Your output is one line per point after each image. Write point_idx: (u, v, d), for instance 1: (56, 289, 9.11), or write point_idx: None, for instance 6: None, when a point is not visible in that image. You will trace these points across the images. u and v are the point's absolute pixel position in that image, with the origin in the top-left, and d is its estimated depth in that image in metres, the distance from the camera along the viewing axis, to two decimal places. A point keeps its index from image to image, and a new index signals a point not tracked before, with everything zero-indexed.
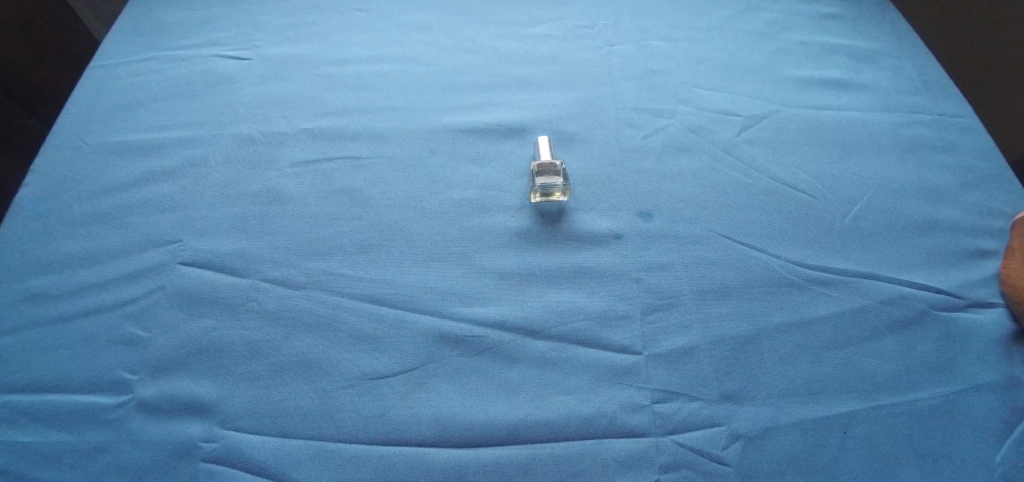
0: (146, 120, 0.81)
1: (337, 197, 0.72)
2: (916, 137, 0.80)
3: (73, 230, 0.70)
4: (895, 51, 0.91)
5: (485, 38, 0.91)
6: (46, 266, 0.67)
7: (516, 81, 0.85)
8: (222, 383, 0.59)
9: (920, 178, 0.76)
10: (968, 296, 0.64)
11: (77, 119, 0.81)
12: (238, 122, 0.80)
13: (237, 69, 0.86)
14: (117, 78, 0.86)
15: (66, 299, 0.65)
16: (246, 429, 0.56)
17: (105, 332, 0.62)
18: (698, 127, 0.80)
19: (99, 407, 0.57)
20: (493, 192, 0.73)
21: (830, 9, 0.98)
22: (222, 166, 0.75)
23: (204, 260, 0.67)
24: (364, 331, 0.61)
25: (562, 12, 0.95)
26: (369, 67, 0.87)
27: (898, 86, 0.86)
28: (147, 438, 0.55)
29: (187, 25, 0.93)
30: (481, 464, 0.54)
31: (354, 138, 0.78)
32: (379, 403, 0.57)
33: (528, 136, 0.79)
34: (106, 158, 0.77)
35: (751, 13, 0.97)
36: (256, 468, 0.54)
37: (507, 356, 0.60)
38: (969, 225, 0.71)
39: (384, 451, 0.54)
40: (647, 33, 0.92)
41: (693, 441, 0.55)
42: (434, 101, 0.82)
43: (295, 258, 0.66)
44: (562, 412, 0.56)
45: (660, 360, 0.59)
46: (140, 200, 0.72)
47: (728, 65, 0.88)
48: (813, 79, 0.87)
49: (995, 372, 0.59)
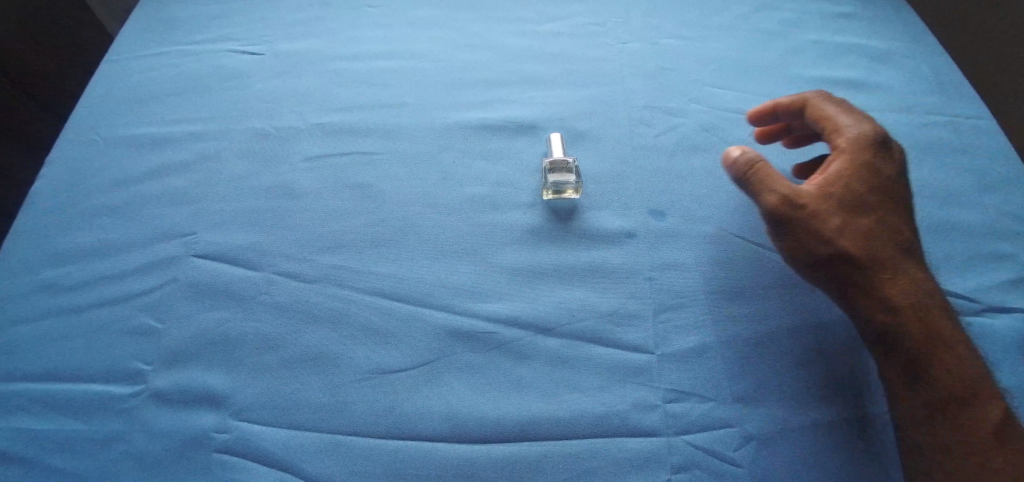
0: (160, 114, 0.81)
1: (349, 192, 0.72)
2: (931, 139, 0.79)
3: (88, 222, 0.71)
4: (911, 51, 0.90)
5: (497, 34, 0.91)
6: (61, 258, 0.68)
7: (527, 78, 0.85)
8: (234, 375, 0.59)
9: (936, 179, 0.75)
10: (984, 299, 0.64)
11: (92, 113, 0.82)
12: (251, 116, 0.80)
13: (249, 64, 0.87)
14: (131, 72, 0.86)
15: (79, 291, 0.65)
16: (257, 421, 0.56)
17: (118, 324, 0.62)
18: (711, 126, 0.80)
19: (112, 397, 0.58)
20: (505, 189, 0.73)
21: (845, 7, 0.97)
22: (236, 160, 0.76)
23: (217, 253, 0.67)
24: (374, 325, 0.61)
25: (575, 9, 0.94)
26: (380, 62, 0.87)
27: (914, 87, 0.85)
28: (160, 429, 0.56)
29: (199, 19, 0.93)
30: (492, 461, 0.54)
31: (366, 133, 0.78)
32: (390, 397, 0.57)
33: (541, 133, 0.78)
34: (120, 152, 0.77)
35: (765, 11, 0.96)
36: (268, 461, 0.54)
37: (518, 353, 0.59)
38: (986, 228, 0.70)
39: (395, 445, 0.55)
40: (660, 31, 0.92)
41: (704, 441, 0.55)
42: (446, 96, 0.82)
43: (308, 252, 0.67)
44: (573, 410, 0.56)
45: (672, 360, 0.59)
46: (153, 193, 0.73)
47: (742, 63, 0.87)
48: (828, 79, 0.86)
49: (1009, 376, 0.59)
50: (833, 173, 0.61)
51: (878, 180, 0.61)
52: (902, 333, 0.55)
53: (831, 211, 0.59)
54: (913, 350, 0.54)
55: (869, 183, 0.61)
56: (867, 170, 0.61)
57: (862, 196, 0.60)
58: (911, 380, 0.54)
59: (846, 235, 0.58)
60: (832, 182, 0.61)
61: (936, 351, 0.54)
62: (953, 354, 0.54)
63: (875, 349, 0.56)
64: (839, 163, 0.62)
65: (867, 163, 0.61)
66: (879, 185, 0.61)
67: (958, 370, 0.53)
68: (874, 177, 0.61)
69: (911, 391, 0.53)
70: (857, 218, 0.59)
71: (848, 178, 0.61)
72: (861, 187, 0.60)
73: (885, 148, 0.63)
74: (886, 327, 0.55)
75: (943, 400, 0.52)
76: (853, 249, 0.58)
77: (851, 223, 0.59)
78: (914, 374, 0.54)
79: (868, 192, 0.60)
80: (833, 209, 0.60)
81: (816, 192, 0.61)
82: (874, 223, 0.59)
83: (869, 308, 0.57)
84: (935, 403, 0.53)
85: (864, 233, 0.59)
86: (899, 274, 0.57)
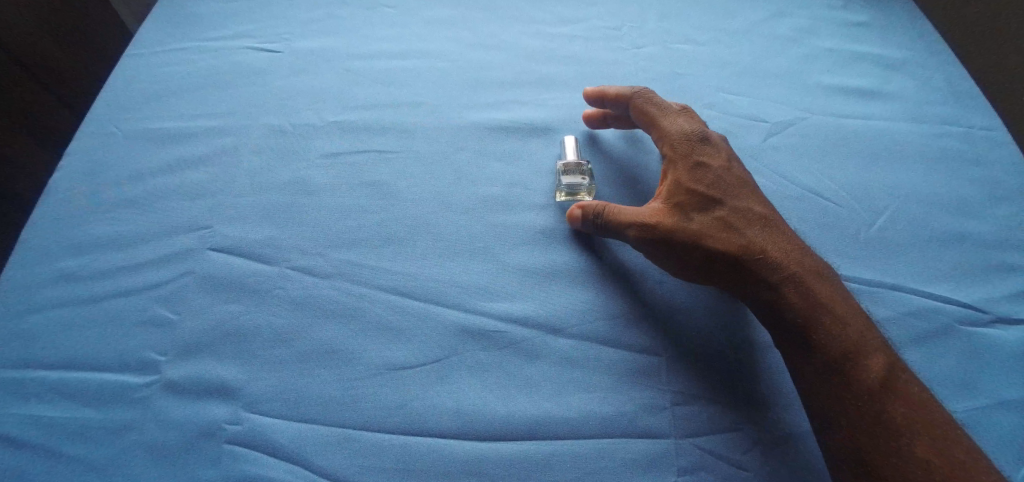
0: (178, 108, 0.82)
1: (363, 190, 0.73)
2: (944, 149, 0.79)
3: (105, 213, 0.72)
4: (926, 60, 0.90)
5: (512, 36, 0.91)
6: (79, 248, 0.69)
7: (541, 81, 0.85)
8: (248, 367, 0.60)
9: (948, 189, 0.75)
10: (994, 310, 0.64)
11: (112, 106, 0.83)
12: (268, 113, 0.81)
13: (267, 61, 0.88)
14: (151, 66, 0.88)
15: (97, 281, 0.66)
16: (269, 414, 0.57)
17: (135, 314, 0.63)
18: (724, 131, 0.80)
19: (128, 386, 0.59)
20: (518, 190, 0.73)
21: (860, 15, 0.97)
22: (252, 156, 0.77)
23: (233, 247, 0.68)
24: (387, 321, 0.62)
25: (590, 12, 0.95)
26: (396, 62, 0.87)
27: (927, 96, 0.85)
28: (173, 419, 0.57)
29: (219, 16, 0.95)
30: (500, 458, 0.54)
31: (381, 131, 0.79)
32: (401, 393, 0.58)
33: (554, 135, 0.79)
34: (138, 145, 0.78)
35: (779, 18, 0.96)
36: (279, 452, 0.55)
37: (529, 352, 0.60)
38: (997, 239, 0.70)
39: (405, 441, 0.55)
40: (674, 36, 0.92)
41: (712, 444, 0.55)
42: (460, 96, 0.83)
43: (322, 248, 0.68)
44: (582, 411, 0.57)
45: (681, 363, 0.60)
46: (170, 187, 0.74)
47: (755, 70, 0.88)
48: (842, 87, 0.86)
49: (1017, 388, 0.59)
50: (671, 181, 0.66)
51: (708, 174, 0.66)
52: (790, 309, 0.59)
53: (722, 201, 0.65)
54: (806, 321, 0.58)
55: (699, 179, 0.66)
56: (698, 169, 0.67)
57: (704, 192, 0.65)
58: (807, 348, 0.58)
59: (712, 231, 0.62)
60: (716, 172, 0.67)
61: (821, 321, 0.58)
62: (834, 319, 0.58)
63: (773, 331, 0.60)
64: (673, 172, 0.67)
65: (695, 162, 0.67)
66: (712, 182, 0.66)
67: (840, 333, 0.57)
68: (710, 173, 0.66)
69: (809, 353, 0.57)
70: (710, 216, 0.63)
71: (687, 180, 0.65)
72: (703, 186, 0.65)
73: (701, 143, 0.69)
74: (781, 309, 0.59)
75: (839, 356, 0.56)
76: (724, 249, 0.62)
77: (708, 224, 0.63)
78: (802, 340, 0.58)
79: (707, 187, 0.65)
80: (685, 217, 0.63)
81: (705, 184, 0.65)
82: (726, 214, 0.64)
83: (760, 295, 0.60)
84: (833, 361, 0.56)
85: (719, 226, 0.63)
86: (770, 256, 0.61)
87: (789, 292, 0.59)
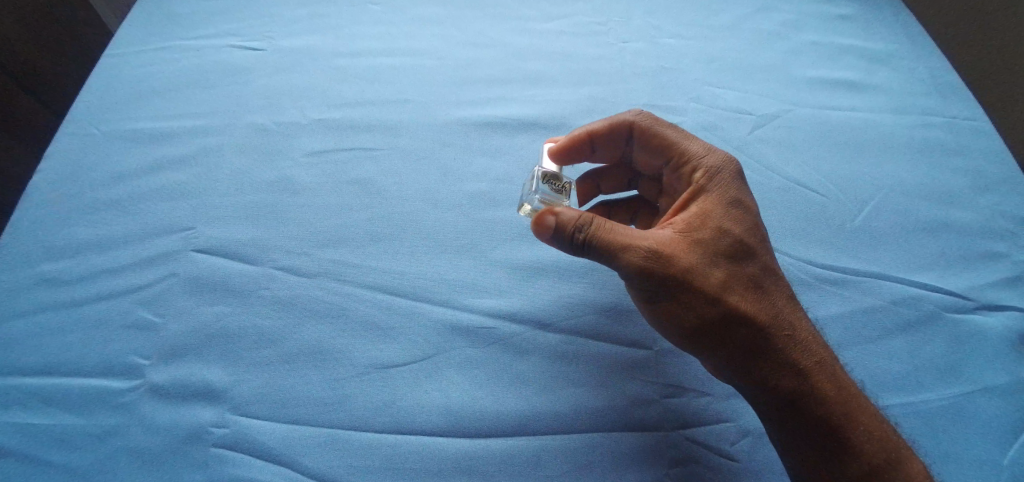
0: (160, 108, 0.81)
1: (349, 188, 0.73)
2: (928, 139, 0.80)
3: (86, 216, 0.71)
4: (909, 52, 0.91)
5: (498, 33, 0.91)
6: (59, 252, 0.68)
7: (529, 77, 0.85)
8: (234, 369, 0.59)
9: (932, 179, 0.76)
10: (980, 298, 0.65)
11: (92, 107, 0.81)
12: (252, 113, 0.80)
13: (250, 61, 0.87)
14: (131, 67, 0.86)
15: (79, 284, 0.65)
16: (257, 416, 0.56)
17: (118, 318, 0.62)
18: (711, 125, 0.80)
19: (111, 391, 0.58)
20: (505, 186, 0.73)
21: (844, 9, 0.97)
22: (235, 156, 0.76)
23: (217, 248, 0.67)
24: (375, 319, 0.62)
25: (576, 8, 0.94)
26: (382, 60, 0.87)
27: (911, 88, 0.86)
28: (157, 423, 0.56)
29: (202, 15, 0.93)
30: (491, 455, 0.54)
31: (367, 130, 0.78)
32: (390, 392, 0.57)
33: (541, 131, 0.79)
34: (119, 146, 0.77)
35: (765, 13, 0.96)
36: (267, 455, 0.54)
37: (518, 348, 0.60)
38: (981, 227, 0.71)
39: (395, 440, 0.55)
40: (660, 31, 0.92)
41: (703, 436, 0.56)
42: (447, 94, 0.83)
43: (307, 247, 0.67)
44: (572, 405, 0.57)
45: (669, 355, 0.60)
46: (153, 188, 0.73)
47: (741, 63, 0.88)
48: (826, 79, 0.87)
49: (1003, 374, 0.59)
50: (699, 213, 0.58)
51: (746, 219, 0.59)
52: (807, 384, 0.53)
53: (753, 253, 0.58)
54: (807, 395, 0.53)
55: (735, 222, 0.58)
56: (732, 208, 0.59)
57: (735, 237, 0.57)
58: (783, 415, 0.54)
59: (737, 285, 0.56)
60: (751, 220, 0.59)
61: (832, 393, 0.53)
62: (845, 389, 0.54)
63: (757, 395, 0.54)
64: (704, 203, 0.59)
65: (731, 200, 0.59)
66: (749, 230, 0.59)
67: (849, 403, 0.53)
68: (749, 219, 0.59)
69: (780, 420, 0.54)
70: (737, 268, 0.56)
71: (721, 220, 0.58)
72: (737, 232, 0.58)
73: (740, 180, 0.61)
74: (784, 379, 0.53)
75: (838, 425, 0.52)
76: (743, 304, 0.55)
77: (733, 276, 0.56)
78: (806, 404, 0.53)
79: (743, 235, 0.58)
80: (708, 259, 0.56)
81: (739, 231, 0.58)
82: (757, 272, 0.57)
83: (772, 363, 0.54)
84: (812, 428, 0.53)
85: (744, 279, 0.56)
86: (793, 328, 0.56)
87: (804, 358, 0.54)
